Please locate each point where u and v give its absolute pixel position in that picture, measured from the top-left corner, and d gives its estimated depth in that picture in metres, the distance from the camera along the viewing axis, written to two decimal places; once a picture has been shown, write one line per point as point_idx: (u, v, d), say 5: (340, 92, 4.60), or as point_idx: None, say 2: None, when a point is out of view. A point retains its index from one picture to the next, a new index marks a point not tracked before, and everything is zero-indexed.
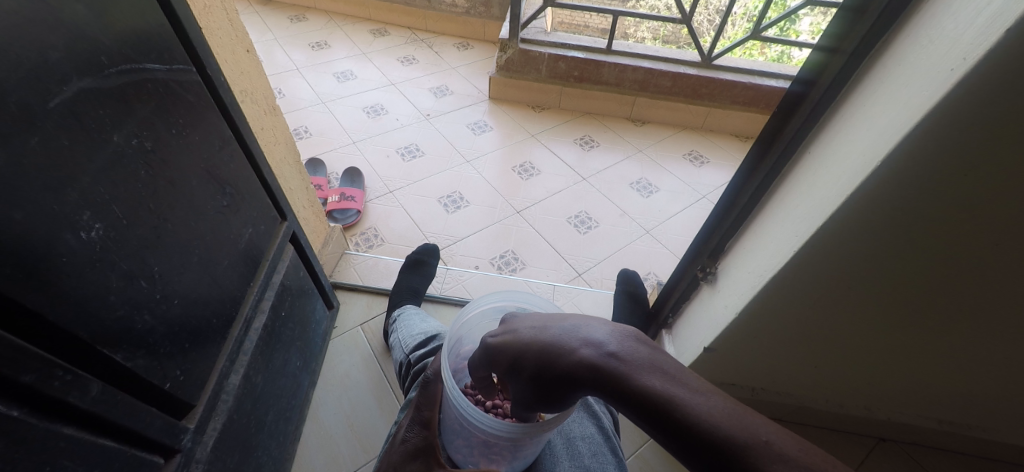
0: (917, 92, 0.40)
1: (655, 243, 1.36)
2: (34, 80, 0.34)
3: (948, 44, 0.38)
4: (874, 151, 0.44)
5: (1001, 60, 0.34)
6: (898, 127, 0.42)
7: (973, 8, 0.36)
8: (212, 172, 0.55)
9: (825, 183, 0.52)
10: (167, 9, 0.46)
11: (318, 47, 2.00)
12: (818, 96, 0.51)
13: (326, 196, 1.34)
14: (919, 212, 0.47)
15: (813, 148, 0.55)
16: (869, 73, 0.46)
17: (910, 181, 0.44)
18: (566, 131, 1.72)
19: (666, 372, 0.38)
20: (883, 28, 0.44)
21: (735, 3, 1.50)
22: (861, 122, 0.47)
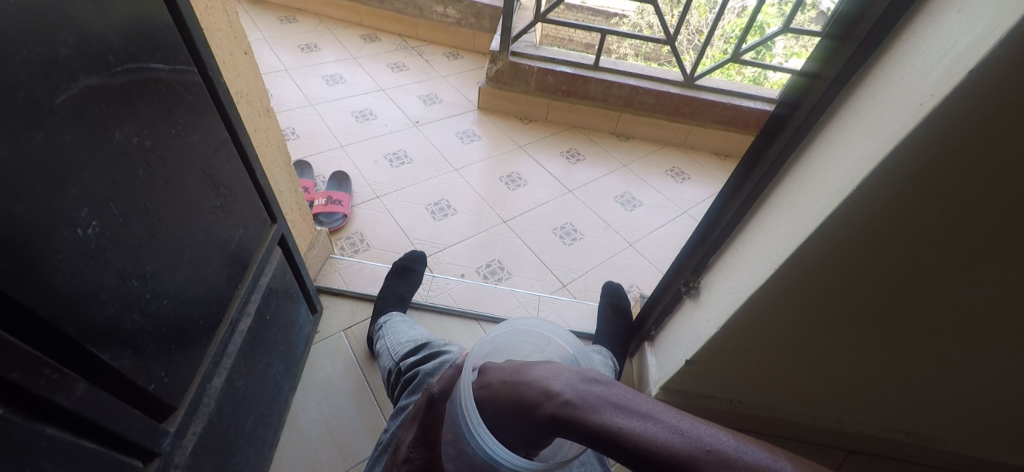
0: (891, 121, 0.43)
1: (637, 256, 1.39)
2: (43, 76, 0.34)
3: (916, 80, 0.41)
4: (850, 174, 0.47)
5: (963, 99, 0.38)
6: (872, 155, 0.45)
7: (939, 50, 0.39)
8: (208, 173, 0.55)
9: (804, 203, 0.54)
10: (172, 7, 0.46)
11: (308, 49, 1.99)
12: (800, 120, 0.55)
13: (313, 199, 1.33)
14: (890, 233, 0.50)
15: (794, 169, 0.58)
16: (848, 100, 0.50)
17: (882, 205, 0.47)
18: (553, 143, 1.75)
19: (614, 405, 0.47)
20: (862, 58, 0.47)
21: (716, 24, 1.56)
22: (838, 147, 0.50)
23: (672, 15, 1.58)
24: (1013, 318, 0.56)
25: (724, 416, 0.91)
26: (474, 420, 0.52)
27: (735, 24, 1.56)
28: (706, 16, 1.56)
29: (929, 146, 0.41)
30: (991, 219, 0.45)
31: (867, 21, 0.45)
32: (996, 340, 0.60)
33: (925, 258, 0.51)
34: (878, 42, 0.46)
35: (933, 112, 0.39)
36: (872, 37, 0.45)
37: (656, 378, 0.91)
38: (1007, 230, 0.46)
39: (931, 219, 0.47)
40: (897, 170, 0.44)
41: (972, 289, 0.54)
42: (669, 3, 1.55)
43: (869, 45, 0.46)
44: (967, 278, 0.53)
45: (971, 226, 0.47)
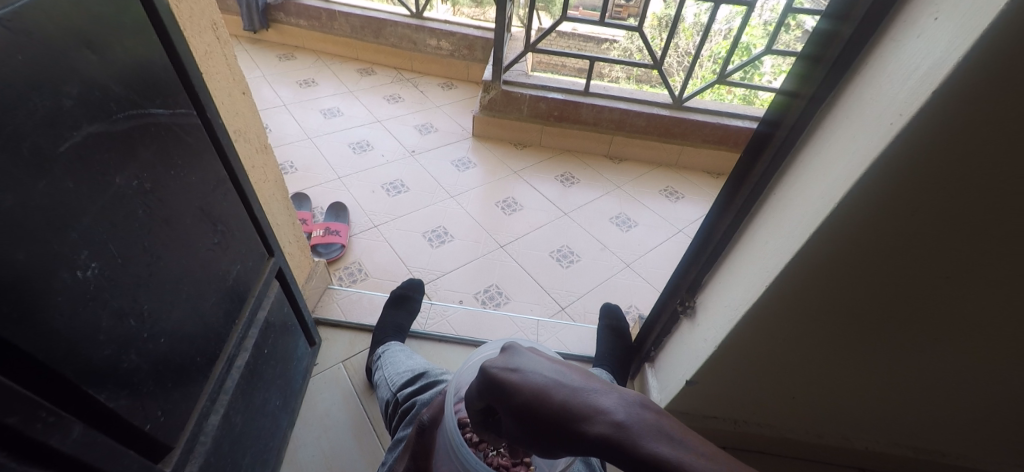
0: (866, 139, 0.44)
1: (635, 276, 1.40)
2: (48, 126, 0.36)
3: (888, 99, 0.42)
4: (831, 192, 0.48)
5: (930, 120, 0.39)
6: (850, 173, 0.46)
7: (903, 72, 0.41)
8: (206, 210, 0.56)
9: (790, 221, 0.55)
10: (171, 54, 0.49)
11: (306, 85, 2.04)
12: (783, 138, 0.57)
13: (311, 230, 1.34)
14: (874, 247, 0.51)
15: (779, 186, 0.59)
16: (827, 118, 0.51)
17: (865, 221, 0.48)
18: (547, 168, 1.77)
19: (670, 437, 0.41)
20: (835, 78, 0.49)
21: (702, 46, 1.60)
22: (819, 164, 0.51)
23: (660, 38, 1.64)
24: (1006, 329, 0.56)
25: (729, 436, 0.90)
26: (459, 443, 0.58)
27: (721, 45, 1.62)
28: (693, 39, 1.62)
29: (904, 164, 0.43)
30: (970, 229, 0.46)
31: (837, 44, 0.47)
32: (993, 352, 0.60)
33: (910, 270, 0.52)
34: (848, 64, 0.48)
35: (903, 130, 0.41)
36: (843, 57, 0.47)
37: (658, 399, 0.90)
38: (986, 241, 0.47)
39: (915, 233, 0.48)
40: (875, 188, 0.45)
41: (962, 301, 0.54)
42: (655, 27, 1.61)
43: (840, 66, 0.48)
44: (955, 289, 0.53)
45: (949, 238, 0.48)
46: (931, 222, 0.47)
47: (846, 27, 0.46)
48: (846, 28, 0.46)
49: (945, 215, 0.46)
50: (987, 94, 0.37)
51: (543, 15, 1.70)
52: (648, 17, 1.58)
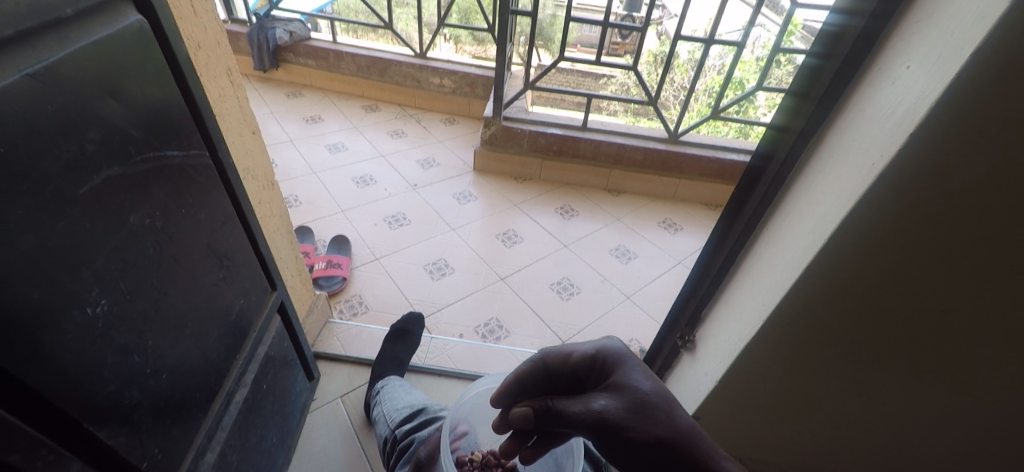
0: (851, 177, 0.45)
1: (635, 309, 1.40)
2: (71, 170, 0.38)
3: (870, 137, 0.44)
4: (820, 228, 0.49)
5: (909, 164, 0.40)
6: (836, 211, 0.47)
7: (884, 115, 0.42)
8: (213, 247, 0.57)
9: (784, 256, 0.56)
10: (188, 99, 0.51)
11: (312, 121, 2.10)
12: (775, 172, 0.58)
13: (313, 263, 1.36)
14: (866, 288, 0.50)
15: (773, 219, 0.60)
16: (816, 153, 0.53)
17: (855, 258, 0.48)
18: (547, 200, 1.80)
19: None
20: (822, 115, 0.51)
21: (696, 81, 1.66)
22: (809, 200, 0.53)
23: (655, 73, 1.69)
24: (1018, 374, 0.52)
25: None
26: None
27: (715, 80, 1.68)
28: (688, 73, 1.68)
29: (889, 204, 0.43)
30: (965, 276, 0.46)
31: (822, 83, 0.50)
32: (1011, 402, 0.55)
33: (907, 316, 0.51)
34: (834, 102, 0.50)
35: (883, 171, 0.42)
36: (828, 95, 0.49)
37: None
38: (983, 290, 0.46)
39: (906, 275, 0.48)
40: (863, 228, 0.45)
41: (965, 355, 0.52)
42: (650, 63, 1.67)
43: (825, 103, 0.50)
44: (957, 340, 0.51)
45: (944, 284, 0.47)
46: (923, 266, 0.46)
47: (831, 67, 0.49)
48: (830, 68, 0.49)
49: (937, 260, 0.45)
50: (966, 140, 0.37)
51: (543, 52, 1.76)
52: (644, 54, 1.65)
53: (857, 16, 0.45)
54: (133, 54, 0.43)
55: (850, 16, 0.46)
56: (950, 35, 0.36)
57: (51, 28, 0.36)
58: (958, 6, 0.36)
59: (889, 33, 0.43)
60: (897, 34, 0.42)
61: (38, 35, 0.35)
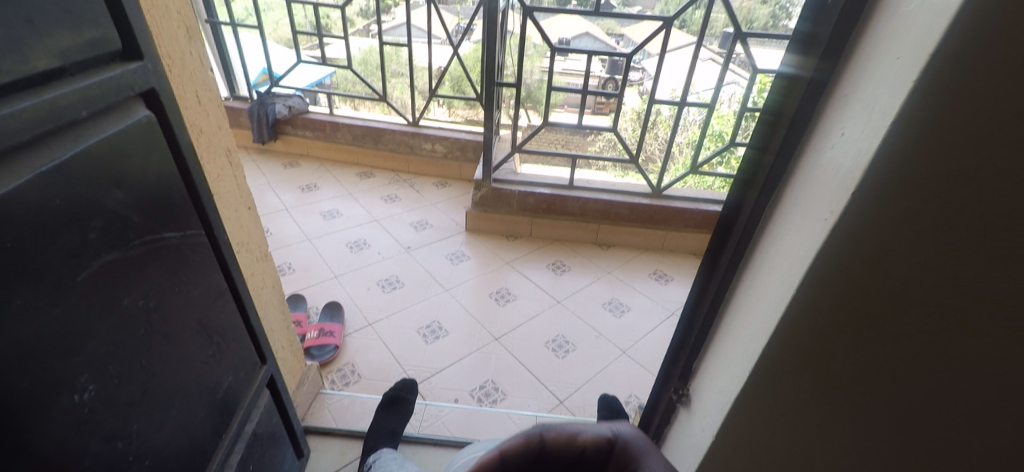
0: (810, 230, 0.42)
1: (633, 364, 1.38)
2: (71, 259, 0.40)
3: (823, 188, 0.41)
4: (785, 286, 0.45)
5: (862, 218, 0.36)
6: (811, 240, 0.41)
7: (853, 128, 0.38)
8: (204, 323, 0.58)
9: (766, 295, 0.50)
10: (188, 182, 0.54)
11: (308, 189, 2.16)
12: (745, 222, 0.55)
13: (305, 332, 1.35)
14: (848, 352, 0.44)
15: (749, 268, 0.55)
16: (779, 204, 0.50)
17: (839, 294, 0.41)
18: (538, 257, 1.83)
19: None
20: (782, 165, 0.49)
21: (676, 134, 1.74)
22: (786, 230, 0.47)
23: (636, 129, 1.76)
24: None
25: None
26: None
27: (694, 133, 1.74)
28: (669, 127, 1.74)
29: (847, 258, 0.39)
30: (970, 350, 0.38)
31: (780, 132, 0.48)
32: None
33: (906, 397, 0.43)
34: (790, 153, 0.48)
35: (837, 223, 0.38)
36: (786, 145, 0.48)
37: None
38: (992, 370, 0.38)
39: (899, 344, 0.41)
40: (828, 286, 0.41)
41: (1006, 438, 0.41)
42: (634, 120, 1.74)
43: (783, 152, 0.48)
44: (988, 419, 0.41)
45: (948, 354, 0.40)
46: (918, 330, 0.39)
47: (786, 116, 0.47)
48: (785, 118, 0.47)
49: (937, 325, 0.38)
50: (918, 191, 0.34)
51: (532, 113, 1.79)
52: (626, 112, 1.73)
53: (805, 67, 0.44)
54: (140, 145, 0.47)
55: (801, 67, 0.45)
56: (885, 83, 0.34)
57: (70, 128, 0.39)
58: (890, 53, 0.34)
59: (833, 84, 0.42)
60: (840, 83, 0.41)
61: (59, 136, 0.38)
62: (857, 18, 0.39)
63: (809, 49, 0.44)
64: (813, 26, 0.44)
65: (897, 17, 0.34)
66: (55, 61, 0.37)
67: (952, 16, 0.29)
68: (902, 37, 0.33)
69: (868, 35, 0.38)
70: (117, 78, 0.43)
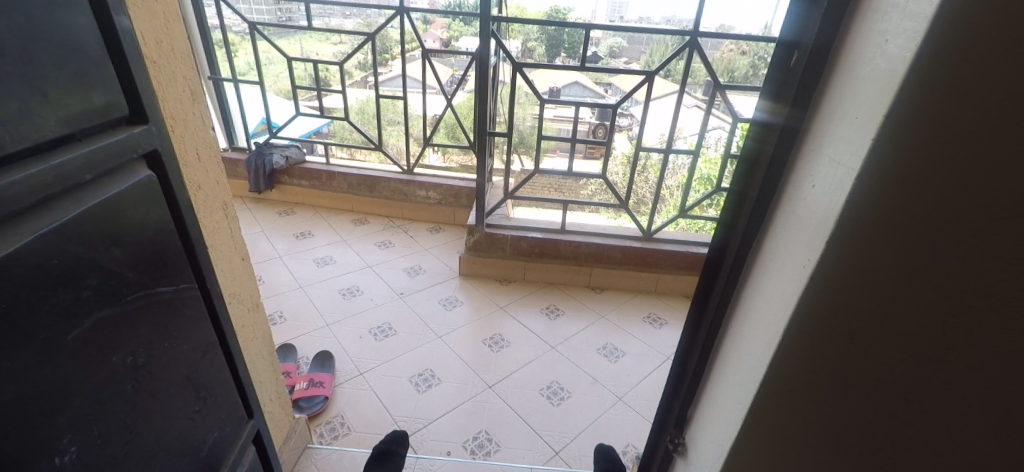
0: (793, 271, 0.43)
1: (629, 411, 1.35)
2: (64, 318, 0.40)
3: (802, 230, 0.42)
4: (773, 327, 0.46)
5: (840, 260, 0.38)
6: (795, 285, 0.42)
7: (825, 176, 0.40)
8: (191, 378, 0.58)
9: (753, 339, 0.50)
10: (184, 236, 0.56)
11: (302, 236, 2.18)
12: (730, 264, 0.56)
13: (294, 383, 1.32)
14: (840, 388, 0.44)
15: (737, 310, 0.56)
16: (762, 246, 0.51)
17: (825, 335, 0.42)
18: (532, 301, 1.82)
19: None
20: (761, 208, 0.50)
21: (665, 178, 1.79)
22: (769, 274, 0.48)
23: (625, 174, 1.81)
24: None
25: None
26: None
27: (682, 178, 1.80)
28: (658, 172, 1.79)
29: (829, 297, 0.40)
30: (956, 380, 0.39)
31: (758, 176, 0.50)
32: None
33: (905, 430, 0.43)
34: (769, 196, 0.49)
35: (818, 265, 0.39)
36: (764, 188, 0.49)
37: None
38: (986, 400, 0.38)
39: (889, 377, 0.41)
40: (814, 325, 0.42)
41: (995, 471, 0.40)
42: (624, 165, 1.79)
43: (762, 196, 0.50)
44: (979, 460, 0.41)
45: (943, 385, 0.40)
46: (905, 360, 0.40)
47: (763, 161, 0.49)
48: (762, 164, 0.49)
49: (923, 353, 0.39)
50: (889, 235, 0.36)
51: (525, 158, 1.84)
52: (616, 156, 1.78)
53: (778, 115, 0.46)
54: (140, 202, 0.48)
55: (774, 114, 0.47)
56: (850, 133, 0.37)
57: (75, 190, 0.41)
58: (852, 106, 0.37)
59: (804, 132, 0.44)
60: (811, 130, 0.43)
61: (63, 197, 0.40)
62: (819, 74, 0.42)
63: (779, 99, 0.47)
64: (782, 79, 0.46)
65: (855, 74, 0.37)
66: (66, 128, 0.39)
67: (897, 84, 0.32)
68: (861, 93, 0.36)
69: (831, 88, 0.40)
70: (123, 141, 0.45)
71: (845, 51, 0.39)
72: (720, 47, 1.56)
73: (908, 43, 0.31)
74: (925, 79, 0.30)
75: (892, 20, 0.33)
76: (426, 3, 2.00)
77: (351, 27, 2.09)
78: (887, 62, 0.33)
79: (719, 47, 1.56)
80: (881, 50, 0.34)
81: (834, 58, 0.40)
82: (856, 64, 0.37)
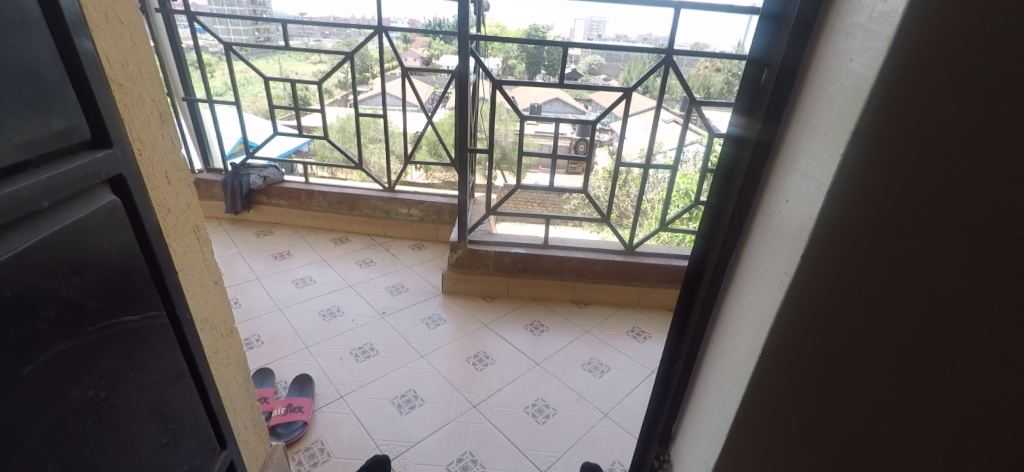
0: (771, 284, 0.43)
1: (615, 427, 1.35)
2: (20, 354, 0.39)
3: (779, 243, 0.42)
4: (755, 341, 0.45)
5: (815, 274, 0.38)
6: (774, 299, 0.42)
7: (801, 189, 0.39)
8: (158, 409, 0.56)
9: (735, 354, 0.49)
10: (152, 262, 0.54)
11: (281, 257, 2.14)
12: (709, 278, 0.55)
13: (271, 408, 1.28)
14: (824, 398, 0.43)
15: (718, 325, 0.55)
16: (740, 259, 0.50)
17: (803, 347, 0.42)
18: (517, 318, 1.81)
19: None
20: (738, 222, 0.50)
21: (645, 191, 1.82)
22: (748, 288, 0.48)
23: (606, 188, 1.83)
24: None
25: None
26: None
27: (662, 192, 1.83)
28: (638, 186, 1.82)
29: (808, 310, 0.40)
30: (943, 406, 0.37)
31: (734, 189, 0.49)
32: None
33: None
34: (747, 209, 0.49)
35: (795, 277, 0.40)
36: (740, 202, 0.49)
37: None
38: None
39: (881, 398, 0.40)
40: (793, 338, 0.42)
41: None
42: (605, 179, 1.82)
43: (738, 210, 0.49)
44: None
45: None
46: None
47: (738, 175, 0.49)
48: (738, 177, 0.49)
49: None
50: (867, 252, 0.35)
51: (508, 174, 1.85)
52: (598, 171, 1.80)
53: (752, 129, 0.46)
54: (105, 229, 0.47)
55: (748, 129, 0.47)
56: (820, 149, 0.37)
57: (31, 219, 0.40)
58: (821, 121, 0.37)
59: (778, 146, 0.44)
60: (785, 144, 0.43)
61: (17, 227, 0.38)
62: (789, 90, 0.42)
63: (753, 112, 0.47)
64: (754, 94, 0.47)
65: (824, 90, 0.37)
66: (21, 155, 0.38)
67: (864, 102, 0.32)
68: (830, 108, 0.36)
69: (802, 104, 0.40)
70: (85, 167, 0.44)
71: (813, 67, 0.39)
72: (696, 64, 1.60)
73: (872, 61, 0.32)
74: (889, 99, 0.31)
75: (855, 40, 0.34)
76: (405, 23, 2.02)
77: (330, 46, 2.09)
78: (853, 81, 0.33)
79: (695, 64, 1.60)
80: (847, 68, 0.34)
81: (803, 74, 0.41)
82: (823, 82, 0.37)
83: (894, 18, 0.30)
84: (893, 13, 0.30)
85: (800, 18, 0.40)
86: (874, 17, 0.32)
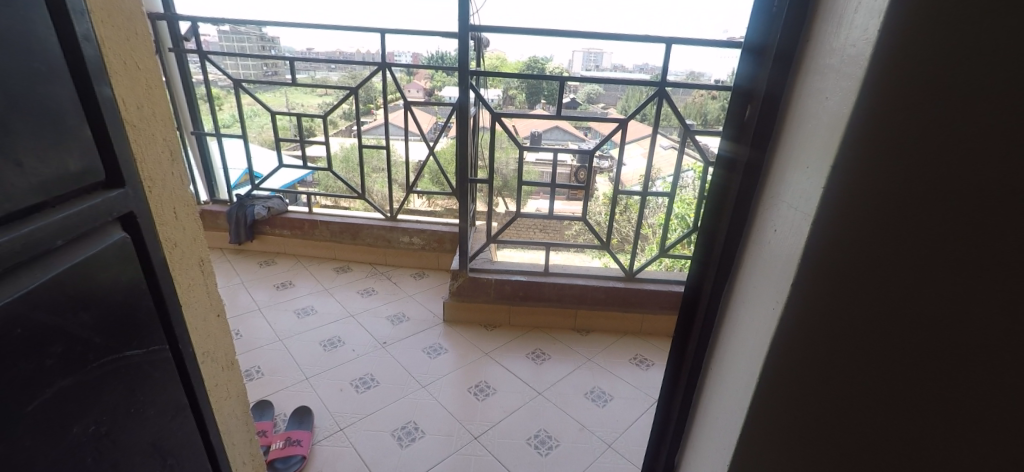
0: (763, 312, 0.42)
1: (619, 458, 1.32)
2: (25, 389, 0.39)
3: (768, 272, 0.41)
4: (750, 374, 0.44)
5: (804, 308, 0.37)
6: (765, 333, 0.41)
7: (787, 218, 0.39)
8: (157, 444, 0.56)
9: (731, 386, 0.48)
10: (157, 296, 0.55)
11: (283, 287, 2.15)
12: (706, 307, 0.54)
13: (270, 442, 1.27)
14: (823, 430, 0.42)
15: (714, 355, 0.53)
16: (733, 289, 0.49)
17: (798, 378, 0.41)
18: (518, 346, 1.80)
19: None
20: (730, 252, 0.49)
21: (644, 216, 1.84)
22: (742, 317, 0.46)
23: (605, 215, 1.85)
24: None
25: None
26: None
27: (660, 216, 1.84)
28: (636, 211, 1.84)
29: (802, 342, 0.39)
30: (951, 421, 0.38)
31: (725, 218, 0.49)
32: None
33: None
34: (738, 239, 0.48)
35: (785, 308, 0.38)
36: (731, 231, 0.48)
37: None
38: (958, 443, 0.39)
39: (883, 422, 0.40)
40: (788, 370, 0.40)
41: None
42: (605, 204, 1.84)
43: (730, 239, 0.49)
44: None
45: (914, 430, 0.40)
46: (888, 404, 0.39)
47: (728, 204, 0.48)
48: (728, 206, 0.48)
49: (908, 398, 0.38)
50: (857, 280, 0.35)
51: (509, 201, 1.87)
52: (598, 197, 1.83)
53: (739, 157, 0.46)
54: (114, 265, 0.48)
55: (735, 156, 0.47)
56: (802, 181, 0.36)
57: (44, 257, 0.41)
58: (802, 153, 0.37)
59: (764, 176, 0.44)
60: (770, 174, 0.42)
61: (28, 265, 0.40)
62: (773, 121, 0.42)
63: (739, 140, 0.47)
64: (740, 124, 0.47)
65: (803, 123, 0.37)
66: (38, 196, 0.40)
67: (839, 139, 0.32)
68: (810, 141, 0.36)
69: (784, 136, 0.40)
70: (97, 206, 0.46)
71: (794, 100, 0.39)
72: (691, 93, 1.65)
73: (845, 101, 0.32)
74: (863, 140, 0.31)
75: (828, 79, 0.34)
76: (409, 58, 2.09)
77: (337, 80, 2.15)
78: (829, 117, 0.33)
79: (691, 93, 1.65)
80: (823, 106, 0.34)
81: (783, 106, 0.41)
82: (802, 115, 0.37)
83: (862, 62, 0.30)
84: (860, 57, 0.31)
85: (777, 53, 0.41)
86: (844, 59, 0.32)
